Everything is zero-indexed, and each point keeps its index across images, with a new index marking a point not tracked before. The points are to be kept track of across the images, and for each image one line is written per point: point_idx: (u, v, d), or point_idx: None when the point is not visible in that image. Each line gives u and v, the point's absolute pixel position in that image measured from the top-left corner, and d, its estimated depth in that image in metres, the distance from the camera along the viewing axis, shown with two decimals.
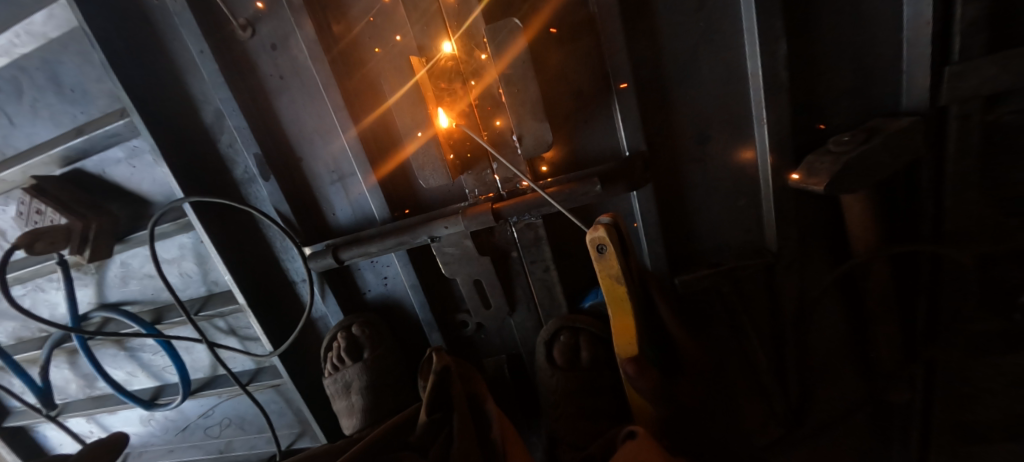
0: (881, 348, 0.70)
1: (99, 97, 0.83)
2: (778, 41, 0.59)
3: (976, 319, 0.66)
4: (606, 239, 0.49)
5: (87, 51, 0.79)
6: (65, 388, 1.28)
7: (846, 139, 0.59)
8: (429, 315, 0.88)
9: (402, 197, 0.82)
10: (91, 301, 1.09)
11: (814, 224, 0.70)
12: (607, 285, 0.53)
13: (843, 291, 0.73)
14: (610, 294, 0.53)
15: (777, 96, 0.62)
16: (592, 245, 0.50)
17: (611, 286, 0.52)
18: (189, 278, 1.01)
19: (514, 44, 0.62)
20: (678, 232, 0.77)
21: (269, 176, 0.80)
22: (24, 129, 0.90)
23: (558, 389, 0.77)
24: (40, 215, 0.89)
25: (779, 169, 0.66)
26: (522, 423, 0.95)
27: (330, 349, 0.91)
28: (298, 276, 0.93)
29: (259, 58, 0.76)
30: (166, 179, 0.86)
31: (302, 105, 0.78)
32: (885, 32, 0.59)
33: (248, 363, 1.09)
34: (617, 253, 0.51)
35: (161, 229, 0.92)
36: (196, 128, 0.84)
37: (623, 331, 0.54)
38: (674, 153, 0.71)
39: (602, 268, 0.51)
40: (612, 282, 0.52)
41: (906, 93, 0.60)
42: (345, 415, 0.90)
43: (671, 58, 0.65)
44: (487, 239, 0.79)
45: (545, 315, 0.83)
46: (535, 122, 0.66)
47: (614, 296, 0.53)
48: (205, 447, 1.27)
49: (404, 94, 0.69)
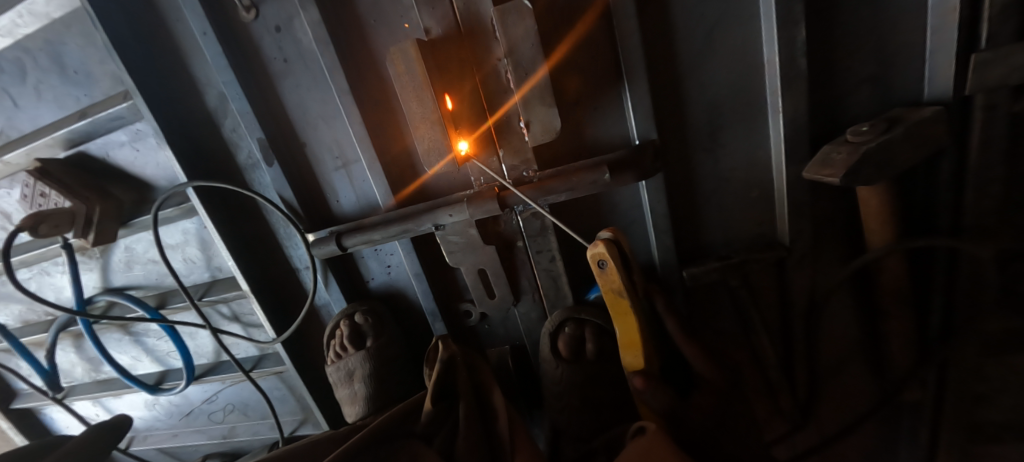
0: (894, 344, 0.69)
1: (103, 79, 0.82)
2: (798, 26, 0.56)
3: (990, 317, 0.65)
4: (605, 254, 0.55)
5: (91, 32, 0.78)
6: (71, 371, 1.29)
7: (866, 128, 0.56)
8: (432, 303, 0.87)
9: (406, 183, 0.80)
10: (95, 285, 1.09)
11: (828, 217, 0.69)
12: (611, 298, 0.59)
13: (856, 287, 0.72)
14: (614, 307, 0.59)
15: (796, 84, 0.59)
16: (594, 260, 0.57)
17: (614, 299, 0.58)
18: (192, 264, 1.00)
19: (524, 26, 0.59)
20: (687, 223, 0.75)
21: (273, 162, 0.79)
22: (28, 112, 0.89)
23: (562, 380, 0.76)
24: (46, 198, 0.87)
25: (795, 160, 0.64)
26: (525, 413, 0.95)
27: (333, 337, 0.91)
28: (302, 264, 0.92)
29: (263, 40, 0.74)
30: (170, 163, 0.85)
31: (307, 90, 0.76)
32: (910, 18, 0.56)
33: (251, 350, 1.10)
34: (616, 268, 0.57)
35: (164, 214, 0.92)
36: (199, 111, 0.82)
37: (629, 346, 0.60)
38: (683, 142, 0.69)
39: (606, 282, 0.58)
40: (615, 295, 0.58)
41: (929, 82, 0.57)
42: (348, 402, 0.90)
43: (686, 42, 0.63)
44: (492, 228, 0.77)
45: (549, 305, 0.82)
46: (543, 108, 0.64)
47: (618, 309, 0.60)
48: (209, 432, 1.28)
49: (409, 77, 0.64)
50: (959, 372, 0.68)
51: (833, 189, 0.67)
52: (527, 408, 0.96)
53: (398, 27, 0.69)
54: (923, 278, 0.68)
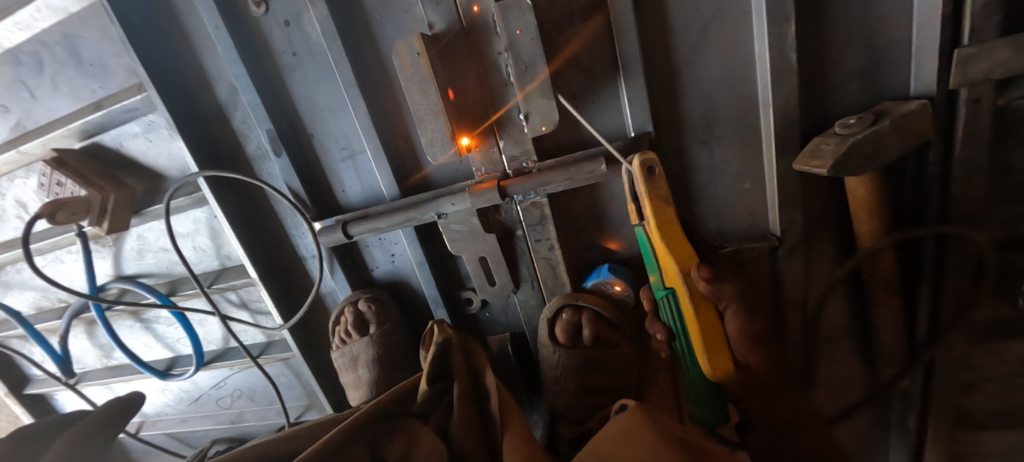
0: (884, 333, 0.72)
1: (118, 72, 0.84)
2: (788, 21, 0.58)
3: (981, 306, 0.68)
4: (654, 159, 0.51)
5: (107, 27, 0.81)
6: (84, 357, 1.33)
7: (854, 121, 0.58)
8: (435, 291, 0.90)
9: (410, 174, 0.83)
10: (108, 273, 1.13)
11: (819, 209, 0.71)
12: (659, 209, 0.52)
13: (851, 279, 0.74)
14: (665, 219, 0.52)
15: (787, 79, 0.61)
16: (644, 165, 0.50)
17: (664, 209, 0.52)
18: (202, 252, 1.03)
19: (525, 22, 0.60)
20: (683, 214, 0.77)
21: (281, 152, 0.82)
22: (45, 104, 0.92)
23: (560, 365, 0.82)
24: (61, 187, 0.90)
25: (786, 152, 0.66)
26: (523, 397, 0.99)
27: (338, 323, 0.95)
28: (309, 252, 0.94)
29: (272, 33, 0.77)
30: (182, 153, 0.88)
31: (315, 82, 0.79)
32: (898, 14, 0.58)
33: (259, 336, 1.13)
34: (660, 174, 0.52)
35: (176, 204, 0.95)
36: (210, 102, 0.85)
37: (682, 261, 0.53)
38: (680, 132, 0.71)
39: (654, 191, 0.52)
40: (661, 204, 0.52)
41: (916, 78, 0.59)
42: (352, 387, 0.95)
43: (681, 39, 0.65)
44: (493, 218, 0.80)
45: (548, 292, 0.84)
46: (544, 100, 0.65)
47: (668, 225, 0.53)
48: (217, 418, 1.32)
49: (414, 70, 0.64)
50: (946, 359, 0.71)
51: (823, 181, 0.69)
52: (526, 393, 1.00)
53: (403, 22, 0.72)
54: (912, 269, 0.70)
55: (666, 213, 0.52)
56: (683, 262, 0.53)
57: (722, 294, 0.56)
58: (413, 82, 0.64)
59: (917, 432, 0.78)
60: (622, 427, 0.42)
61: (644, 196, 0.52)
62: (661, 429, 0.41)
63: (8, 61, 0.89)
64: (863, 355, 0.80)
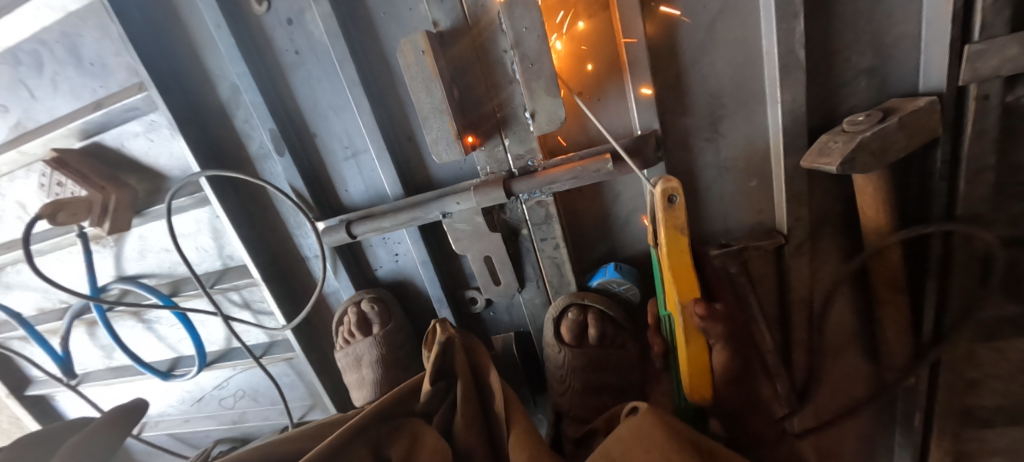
0: (889, 330, 0.72)
1: (118, 71, 0.84)
2: (796, 18, 0.58)
3: (988, 305, 0.67)
4: (678, 189, 0.50)
5: (107, 25, 0.80)
6: (85, 358, 1.32)
7: (862, 118, 0.58)
8: (439, 290, 0.90)
9: (414, 172, 0.83)
10: (110, 274, 1.12)
11: (824, 207, 0.71)
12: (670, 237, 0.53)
13: (857, 277, 0.74)
14: (672, 248, 0.53)
15: (795, 77, 0.61)
16: (664, 195, 0.51)
17: (674, 240, 0.53)
18: (204, 252, 1.03)
19: (531, 18, 0.59)
20: (688, 212, 0.77)
21: (284, 152, 0.81)
22: (45, 103, 0.91)
23: (564, 364, 0.81)
24: (61, 187, 0.90)
25: (793, 150, 0.66)
26: (527, 395, 0.99)
27: (342, 323, 0.95)
28: (312, 252, 0.94)
29: (273, 32, 0.76)
30: (183, 153, 0.88)
31: (317, 81, 0.78)
32: (906, 12, 0.58)
33: (262, 337, 1.13)
34: (682, 205, 0.52)
35: (178, 204, 0.95)
36: (212, 102, 0.85)
37: (683, 283, 0.55)
38: (686, 131, 0.71)
39: (670, 220, 0.52)
40: (676, 234, 0.53)
41: (924, 76, 0.59)
42: (356, 387, 0.95)
43: (687, 37, 0.65)
44: (498, 217, 0.79)
45: (553, 292, 0.84)
46: (549, 98, 0.64)
47: (675, 251, 0.54)
48: (219, 418, 1.32)
49: (416, 67, 0.63)
50: (952, 357, 0.71)
51: (828, 179, 0.69)
52: (530, 392, 0.99)
53: (407, 20, 0.71)
54: (918, 268, 0.70)
55: (680, 241, 0.53)
56: (687, 285, 0.55)
57: (710, 331, 0.57)
58: (416, 80, 0.64)
59: (922, 430, 0.79)
60: (631, 432, 0.41)
61: (660, 223, 0.52)
62: (672, 432, 0.41)
63: (8, 60, 0.89)
64: (868, 354, 0.80)
